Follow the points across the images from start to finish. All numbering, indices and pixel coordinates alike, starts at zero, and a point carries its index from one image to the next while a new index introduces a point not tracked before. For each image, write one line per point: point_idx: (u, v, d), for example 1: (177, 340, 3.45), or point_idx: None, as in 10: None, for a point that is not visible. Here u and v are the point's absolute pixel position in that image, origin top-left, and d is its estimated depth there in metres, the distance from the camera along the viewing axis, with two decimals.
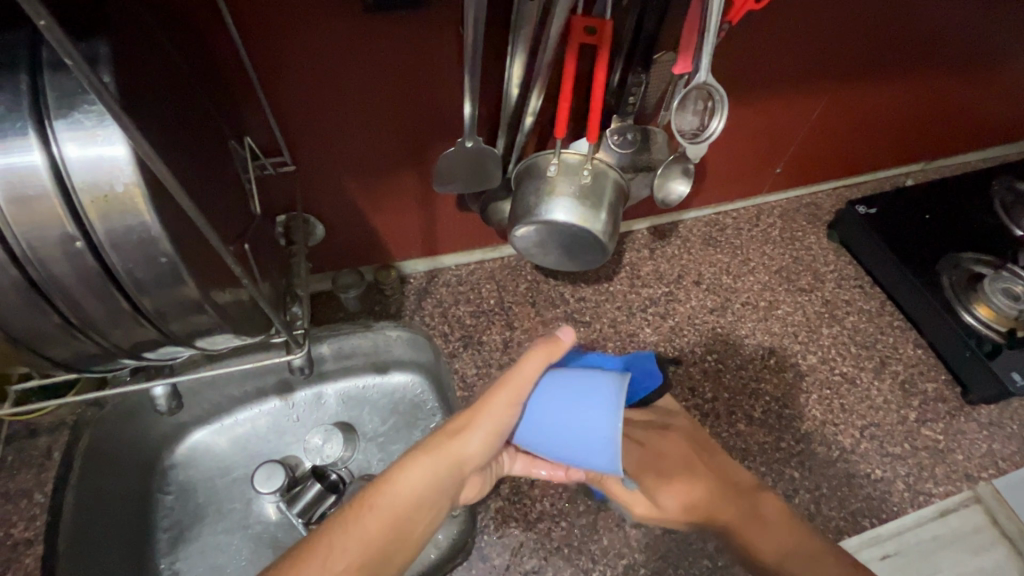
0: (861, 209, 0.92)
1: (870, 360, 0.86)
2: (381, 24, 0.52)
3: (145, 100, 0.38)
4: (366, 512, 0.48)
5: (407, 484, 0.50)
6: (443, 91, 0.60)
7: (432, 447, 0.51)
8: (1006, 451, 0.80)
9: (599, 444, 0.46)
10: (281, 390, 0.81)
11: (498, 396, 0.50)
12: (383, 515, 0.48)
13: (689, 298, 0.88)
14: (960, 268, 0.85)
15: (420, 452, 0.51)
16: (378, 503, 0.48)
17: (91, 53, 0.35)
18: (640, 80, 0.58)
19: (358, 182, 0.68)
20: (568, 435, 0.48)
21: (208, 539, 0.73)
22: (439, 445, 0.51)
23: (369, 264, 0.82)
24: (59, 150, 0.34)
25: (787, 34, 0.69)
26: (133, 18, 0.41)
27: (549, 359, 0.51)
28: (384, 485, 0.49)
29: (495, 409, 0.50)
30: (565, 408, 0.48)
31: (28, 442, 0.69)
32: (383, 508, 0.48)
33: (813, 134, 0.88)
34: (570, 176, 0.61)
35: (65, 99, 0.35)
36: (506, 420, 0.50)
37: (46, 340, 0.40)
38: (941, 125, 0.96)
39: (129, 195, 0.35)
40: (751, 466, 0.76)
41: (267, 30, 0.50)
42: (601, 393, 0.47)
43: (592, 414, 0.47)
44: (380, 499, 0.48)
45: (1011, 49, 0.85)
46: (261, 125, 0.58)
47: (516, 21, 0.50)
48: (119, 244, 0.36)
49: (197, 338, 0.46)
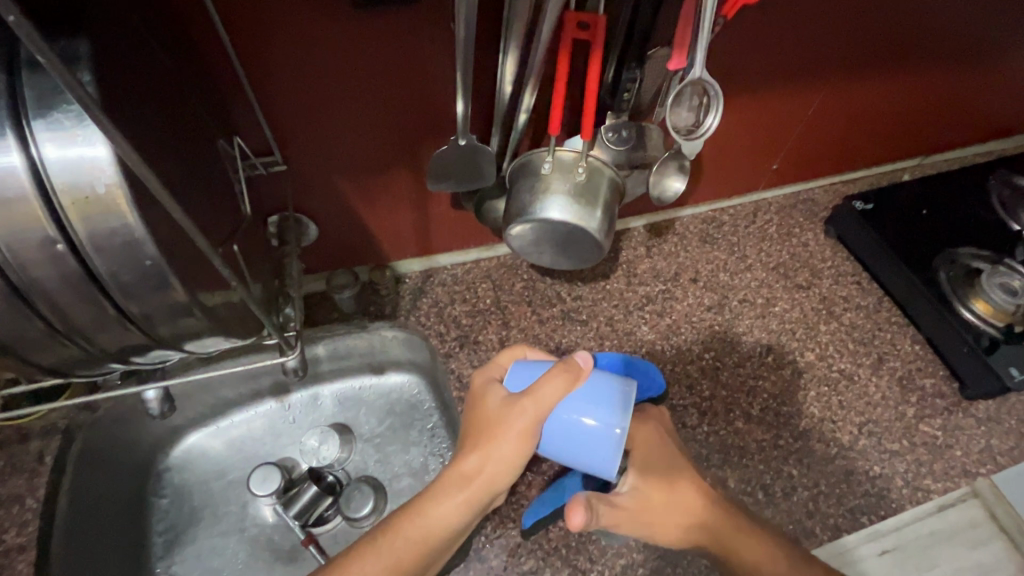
0: (857, 205, 0.91)
1: (867, 356, 0.85)
2: (371, 21, 0.51)
3: (127, 99, 0.38)
4: (397, 548, 0.48)
5: (435, 520, 0.49)
6: (435, 89, 0.59)
7: (456, 483, 0.49)
8: (1004, 446, 0.80)
9: (606, 441, 0.49)
10: (276, 392, 0.80)
11: (523, 432, 0.48)
12: (413, 551, 0.48)
13: (686, 296, 0.88)
14: (957, 263, 0.85)
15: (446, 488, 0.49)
16: (411, 537, 0.48)
17: (70, 52, 0.34)
18: (635, 76, 0.57)
19: (351, 181, 0.67)
20: (571, 433, 0.49)
21: (204, 542, 0.73)
22: (463, 480, 0.49)
23: (363, 265, 0.82)
24: (38, 151, 0.34)
25: (783, 29, 0.68)
26: (114, 16, 0.40)
27: (572, 387, 0.49)
28: (415, 519, 0.49)
29: (519, 443, 0.48)
30: (575, 410, 0.49)
31: (19, 447, 0.68)
32: (415, 542, 0.48)
33: (810, 130, 0.88)
34: (564, 174, 0.61)
35: (43, 99, 0.34)
36: (525, 451, 0.49)
37: (31, 345, 0.40)
38: (938, 119, 0.95)
39: (110, 196, 0.34)
40: (749, 464, 0.76)
41: (255, 28, 0.49)
42: (604, 392, 0.50)
43: (600, 413, 0.49)
44: (411, 532, 0.48)
45: (1008, 43, 0.85)
46: (250, 124, 0.57)
47: (508, 18, 0.50)
48: (102, 246, 0.36)
49: (186, 342, 0.45)
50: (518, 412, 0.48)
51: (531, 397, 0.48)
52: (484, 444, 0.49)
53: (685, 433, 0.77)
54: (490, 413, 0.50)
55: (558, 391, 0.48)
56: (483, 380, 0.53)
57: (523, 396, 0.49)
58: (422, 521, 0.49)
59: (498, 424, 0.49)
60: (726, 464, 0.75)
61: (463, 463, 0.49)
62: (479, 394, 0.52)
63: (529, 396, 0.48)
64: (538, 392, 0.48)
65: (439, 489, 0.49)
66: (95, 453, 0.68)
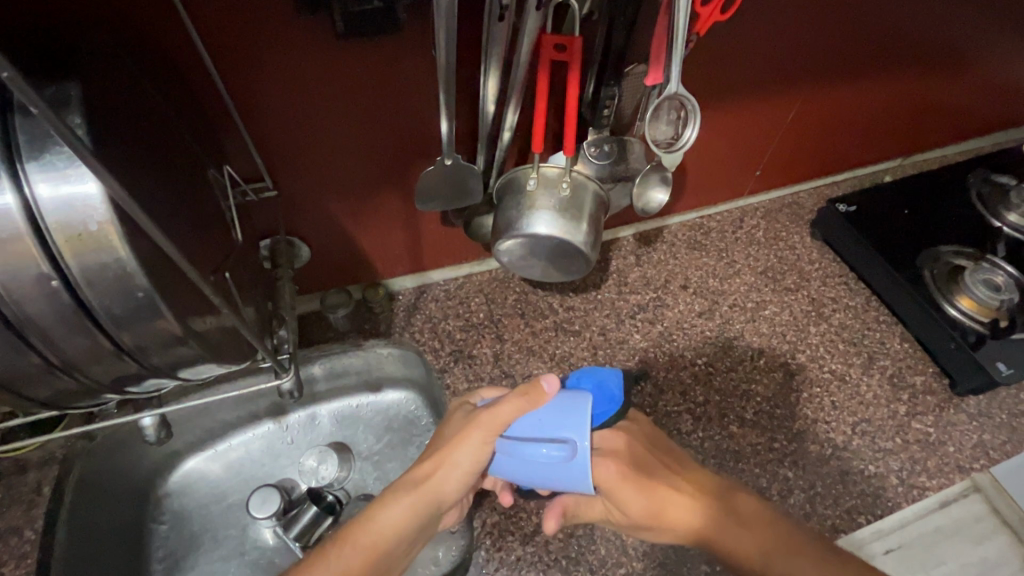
0: (840, 207, 0.93)
1: (858, 356, 0.86)
2: (353, 50, 0.53)
3: (117, 140, 0.39)
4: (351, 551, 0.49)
5: (389, 524, 0.50)
6: (419, 113, 0.61)
7: (408, 485, 0.51)
8: (997, 441, 0.81)
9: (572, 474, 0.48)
10: (273, 413, 0.81)
11: (480, 436, 0.51)
12: (370, 553, 0.49)
13: (677, 302, 0.89)
14: (940, 261, 0.87)
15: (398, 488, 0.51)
16: (362, 540, 0.49)
17: (62, 97, 0.36)
18: (613, 93, 0.59)
19: (341, 203, 0.68)
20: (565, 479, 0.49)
21: (204, 568, 0.73)
22: (413, 484, 0.51)
23: (357, 283, 0.83)
24: (31, 190, 0.35)
25: (757, 42, 0.70)
26: (100, 58, 0.42)
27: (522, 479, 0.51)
28: (364, 524, 0.50)
29: (471, 456, 0.51)
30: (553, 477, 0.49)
31: (17, 478, 0.69)
32: (364, 545, 0.49)
33: (790, 136, 0.90)
34: (549, 189, 0.62)
35: (36, 142, 0.36)
36: (483, 458, 0.51)
37: (28, 379, 0.40)
38: (917, 120, 0.98)
39: (103, 232, 0.36)
40: (744, 468, 0.76)
41: (243, 63, 0.51)
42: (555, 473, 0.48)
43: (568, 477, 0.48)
44: (363, 537, 0.49)
45: (977, 46, 0.87)
46: (239, 152, 0.59)
47: (486, 42, 0.51)
48: (95, 282, 0.37)
49: (179, 369, 0.46)
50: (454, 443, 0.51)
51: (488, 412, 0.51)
52: (440, 450, 0.52)
53: (681, 439, 0.78)
54: (455, 423, 0.55)
55: (487, 443, 0.51)
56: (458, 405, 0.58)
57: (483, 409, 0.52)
58: (380, 525, 0.50)
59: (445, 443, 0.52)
60: (722, 469, 0.76)
61: (419, 468, 0.52)
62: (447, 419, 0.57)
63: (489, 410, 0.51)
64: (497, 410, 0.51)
65: (391, 495, 0.51)
66: (93, 482, 0.68)
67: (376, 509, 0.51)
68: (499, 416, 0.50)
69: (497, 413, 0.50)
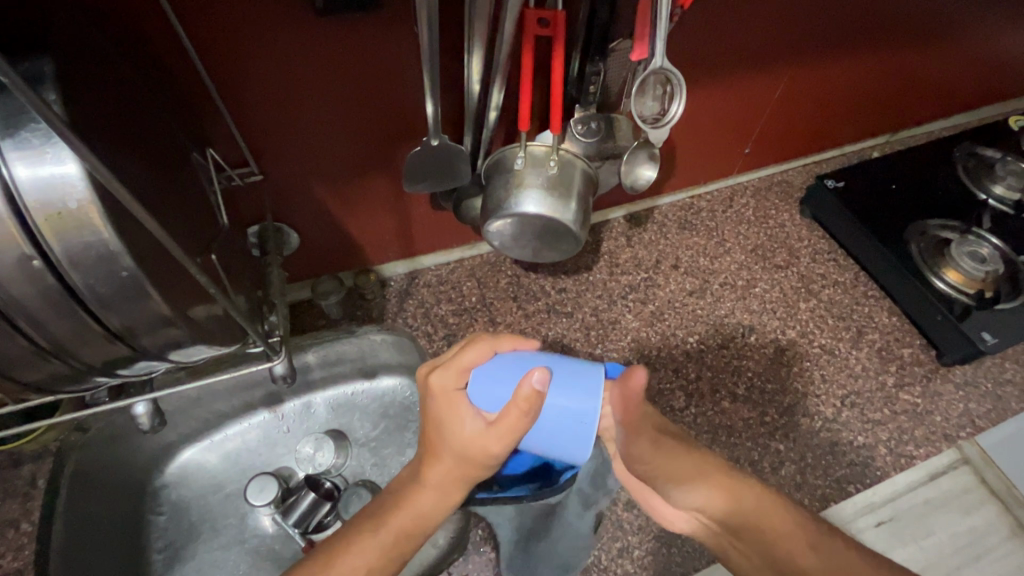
0: (829, 183, 0.93)
1: (847, 330, 0.87)
2: (334, 28, 0.52)
3: (93, 118, 0.39)
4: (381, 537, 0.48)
5: (428, 513, 0.49)
6: (405, 93, 0.60)
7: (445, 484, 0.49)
8: (982, 409, 0.82)
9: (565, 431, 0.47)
10: (269, 403, 0.80)
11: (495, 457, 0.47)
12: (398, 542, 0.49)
13: (668, 282, 0.89)
14: (928, 234, 0.87)
15: (434, 485, 0.49)
16: (400, 528, 0.49)
17: (35, 71, 0.36)
18: (598, 70, 0.59)
19: (328, 187, 0.68)
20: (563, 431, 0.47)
21: (205, 555, 0.73)
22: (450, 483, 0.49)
23: (348, 270, 0.82)
24: (8, 170, 0.34)
25: (743, 15, 0.70)
26: (75, 36, 0.41)
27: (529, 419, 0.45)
28: (402, 509, 0.49)
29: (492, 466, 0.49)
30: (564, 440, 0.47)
31: (11, 471, 0.69)
32: (405, 529, 0.49)
33: (777, 114, 0.90)
34: (537, 167, 0.61)
35: (10, 120, 0.35)
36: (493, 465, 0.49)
37: (16, 364, 0.40)
38: (905, 95, 0.98)
39: (83, 211, 0.35)
40: (737, 442, 0.77)
41: (220, 43, 0.50)
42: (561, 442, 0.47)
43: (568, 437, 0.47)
44: (401, 521, 0.49)
45: (962, 19, 0.87)
46: (222, 135, 0.58)
47: (469, 20, 0.51)
48: (79, 261, 0.37)
49: (170, 352, 0.46)
50: (470, 461, 0.47)
51: (496, 437, 0.46)
52: (461, 465, 0.48)
53: (674, 416, 0.78)
54: (459, 438, 0.47)
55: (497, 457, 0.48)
56: (445, 398, 0.47)
57: (489, 434, 0.46)
58: (414, 512, 0.49)
59: (463, 460, 0.48)
60: (715, 443, 0.77)
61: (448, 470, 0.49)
62: (437, 410, 0.48)
63: (495, 435, 0.46)
64: (505, 432, 0.45)
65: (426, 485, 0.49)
66: (88, 473, 0.67)
67: (407, 497, 0.49)
68: (506, 441, 0.46)
69: (506, 440, 0.46)
